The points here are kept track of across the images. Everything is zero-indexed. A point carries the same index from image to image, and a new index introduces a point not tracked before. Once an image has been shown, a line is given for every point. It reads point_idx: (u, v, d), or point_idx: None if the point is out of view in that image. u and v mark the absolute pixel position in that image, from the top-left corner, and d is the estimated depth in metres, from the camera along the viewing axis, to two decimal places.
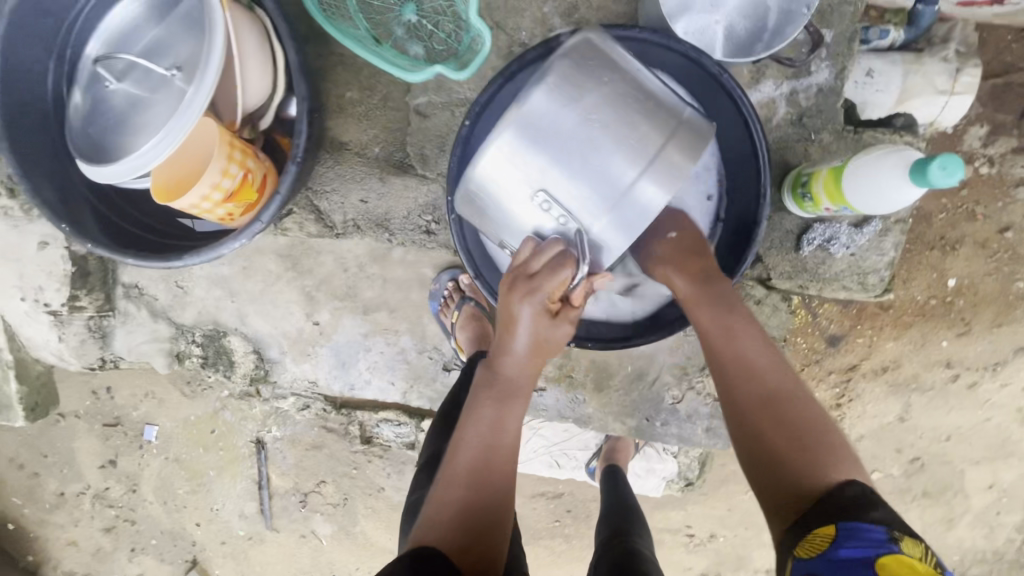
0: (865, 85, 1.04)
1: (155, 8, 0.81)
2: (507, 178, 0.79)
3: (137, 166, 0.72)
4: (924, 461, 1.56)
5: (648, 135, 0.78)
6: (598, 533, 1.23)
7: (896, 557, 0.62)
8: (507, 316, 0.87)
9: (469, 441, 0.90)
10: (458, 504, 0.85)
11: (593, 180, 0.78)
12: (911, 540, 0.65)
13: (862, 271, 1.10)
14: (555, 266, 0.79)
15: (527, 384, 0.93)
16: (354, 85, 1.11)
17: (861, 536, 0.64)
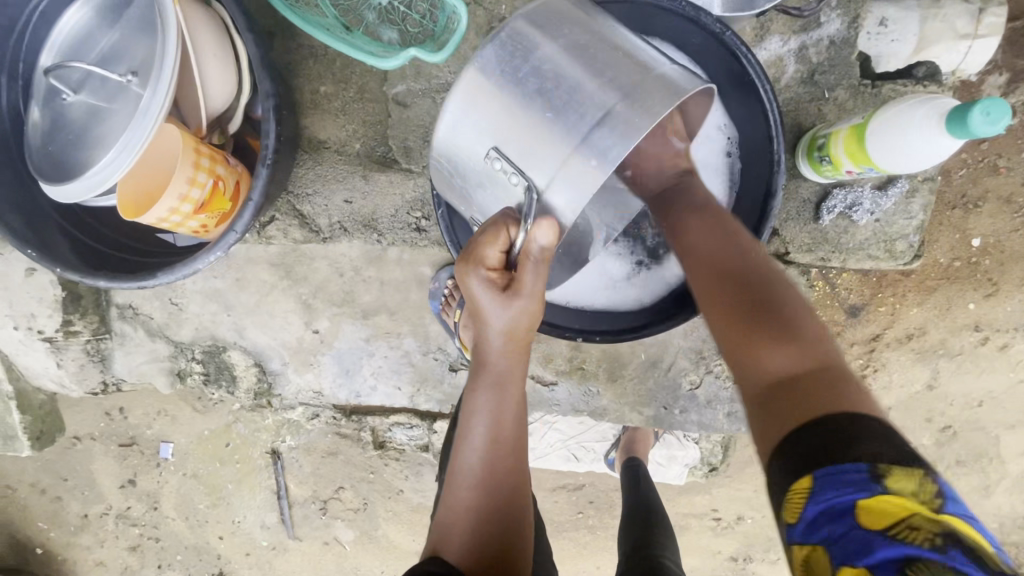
0: (878, 36, 0.95)
1: (106, 11, 0.75)
2: (465, 141, 0.74)
3: (99, 181, 0.68)
4: (956, 429, 1.50)
5: (615, 82, 0.69)
6: (620, 543, 1.18)
7: (882, 498, 0.49)
8: (467, 300, 0.79)
9: (474, 438, 0.84)
10: (469, 512, 0.82)
11: (550, 133, 0.69)
12: (901, 475, 0.50)
13: (888, 237, 1.03)
14: (489, 234, 0.72)
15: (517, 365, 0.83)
16: (329, 79, 1.06)
17: (841, 482, 0.51)
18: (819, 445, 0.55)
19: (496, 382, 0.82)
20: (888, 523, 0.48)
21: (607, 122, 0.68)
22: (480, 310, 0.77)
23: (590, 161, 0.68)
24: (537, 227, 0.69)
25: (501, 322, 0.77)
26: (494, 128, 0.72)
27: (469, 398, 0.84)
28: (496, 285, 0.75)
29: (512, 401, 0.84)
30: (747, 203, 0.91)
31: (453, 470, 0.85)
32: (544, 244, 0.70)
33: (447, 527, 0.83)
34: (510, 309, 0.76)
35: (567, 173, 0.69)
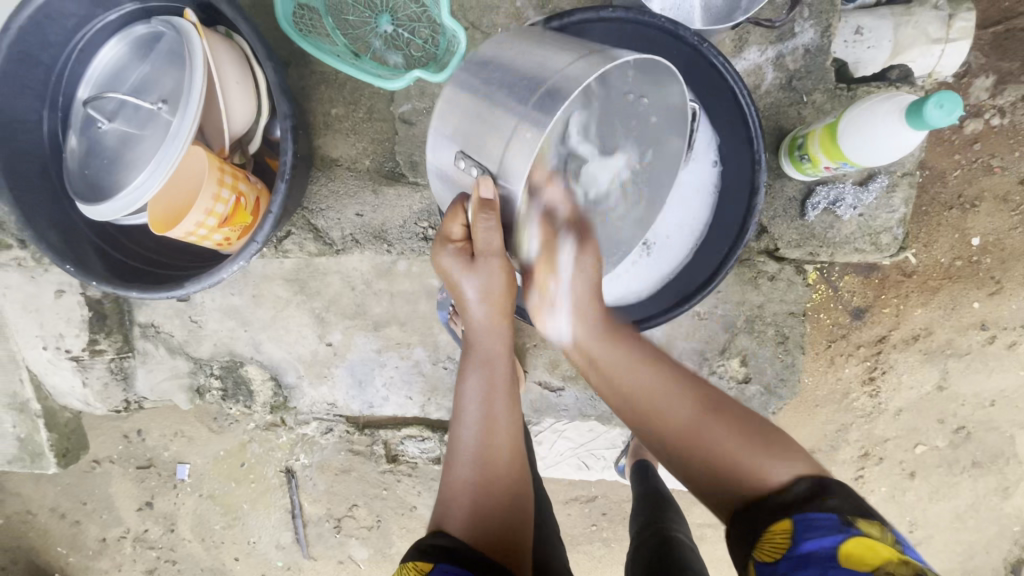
0: (855, 44, 1.02)
1: (138, 46, 0.82)
2: (436, 147, 0.80)
3: (133, 200, 0.74)
4: (969, 430, 1.50)
5: (554, 63, 0.71)
6: (631, 526, 1.21)
7: (855, 539, 0.60)
8: (445, 276, 0.87)
9: (469, 419, 0.90)
10: (472, 486, 0.86)
11: (494, 115, 0.72)
12: (868, 521, 0.63)
13: (873, 231, 1.06)
14: (451, 214, 0.82)
15: (502, 343, 0.91)
16: (340, 102, 1.13)
17: (820, 528, 0.62)
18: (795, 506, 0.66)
19: (484, 362, 0.90)
20: (866, 564, 0.59)
21: (536, 105, 0.68)
22: (455, 282, 0.86)
23: (523, 142, 0.68)
24: (482, 180, 0.73)
25: (473, 288, 0.84)
26: (454, 130, 0.77)
27: (460, 381, 0.91)
28: (463, 256, 0.84)
29: (500, 378, 0.91)
30: (733, 202, 0.95)
31: (454, 450, 0.90)
32: (486, 198, 0.74)
33: (449, 505, 0.86)
34: (478, 276, 0.83)
35: (507, 158, 0.70)
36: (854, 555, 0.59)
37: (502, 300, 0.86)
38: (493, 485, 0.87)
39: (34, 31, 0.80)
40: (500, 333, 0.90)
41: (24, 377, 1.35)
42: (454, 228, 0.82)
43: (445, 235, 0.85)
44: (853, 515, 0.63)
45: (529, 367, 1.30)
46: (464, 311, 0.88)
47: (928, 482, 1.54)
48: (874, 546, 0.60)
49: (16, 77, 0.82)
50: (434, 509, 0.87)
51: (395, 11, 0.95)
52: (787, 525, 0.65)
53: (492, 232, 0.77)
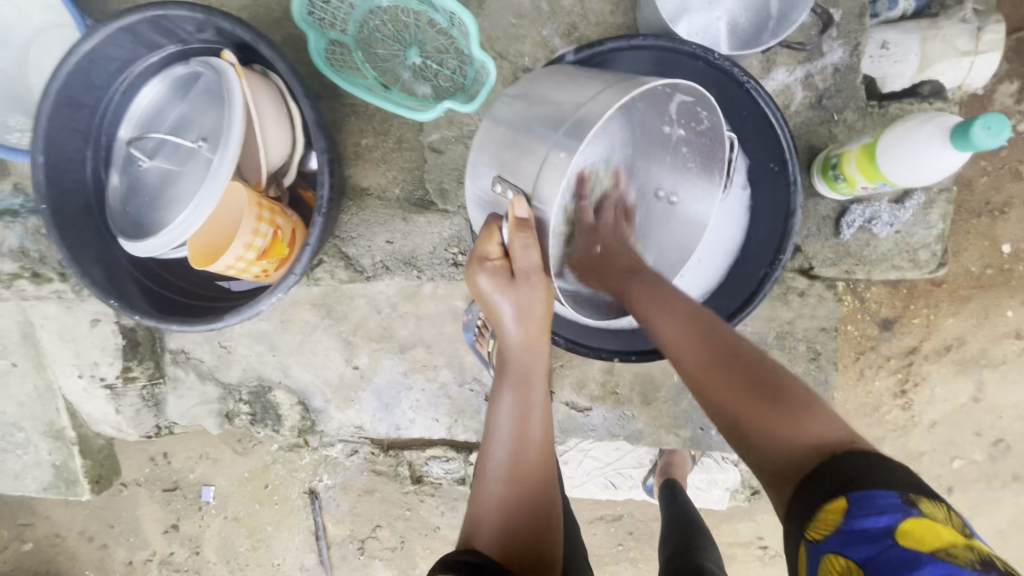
0: (881, 58, 1.01)
1: (179, 87, 0.85)
2: (475, 176, 0.83)
3: (174, 236, 0.76)
4: (1008, 442, 1.46)
5: (589, 90, 0.73)
6: (660, 553, 1.18)
7: (919, 522, 0.54)
8: (480, 297, 0.84)
9: (502, 436, 0.88)
10: (501, 505, 0.85)
11: (531, 140, 0.74)
12: (931, 500, 0.56)
13: (909, 247, 1.05)
14: (485, 231, 0.80)
15: (538, 361, 0.87)
16: (369, 132, 1.14)
17: (881, 507, 0.54)
18: (847, 479, 0.57)
19: (518, 383, 0.87)
20: (921, 545, 0.54)
21: (568, 133, 0.70)
22: (490, 301, 0.83)
23: (557, 169, 0.70)
24: (517, 201, 0.73)
25: (509, 307, 0.82)
26: (490, 158, 0.79)
27: (494, 401, 0.88)
28: (503, 275, 0.80)
29: (536, 398, 0.88)
30: (765, 225, 0.95)
31: (484, 466, 0.88)
32: (520, 219, 0.73)
33: (478, 518, 0.85)
34: (515, 295, 0.80)
35: (543, 184, 0.72)
36: (912, 539, 0.54)
37: (538, 319, 0.83)
38: (522, 505, 0.86)
39: (81, 77, 0.83)
40: (538, 351, 0.87)
41: (60, 406, 1.38)
42: (489, 245, 0.80)
43: (479, 253, 0.82)
44: (917, 494, 0.55)
45: (556, 388, 1.29)
46: (499, 330, 0.86)
47: (967, 496, 1.50)
48: (933, 528, 0.54)
49: (63, 121, 0.84)
50: (463, 525, 0.87)
51: (424, 44, 0.97)
52: (841, 502, 0.56)
53: (532, 252, 0.75)
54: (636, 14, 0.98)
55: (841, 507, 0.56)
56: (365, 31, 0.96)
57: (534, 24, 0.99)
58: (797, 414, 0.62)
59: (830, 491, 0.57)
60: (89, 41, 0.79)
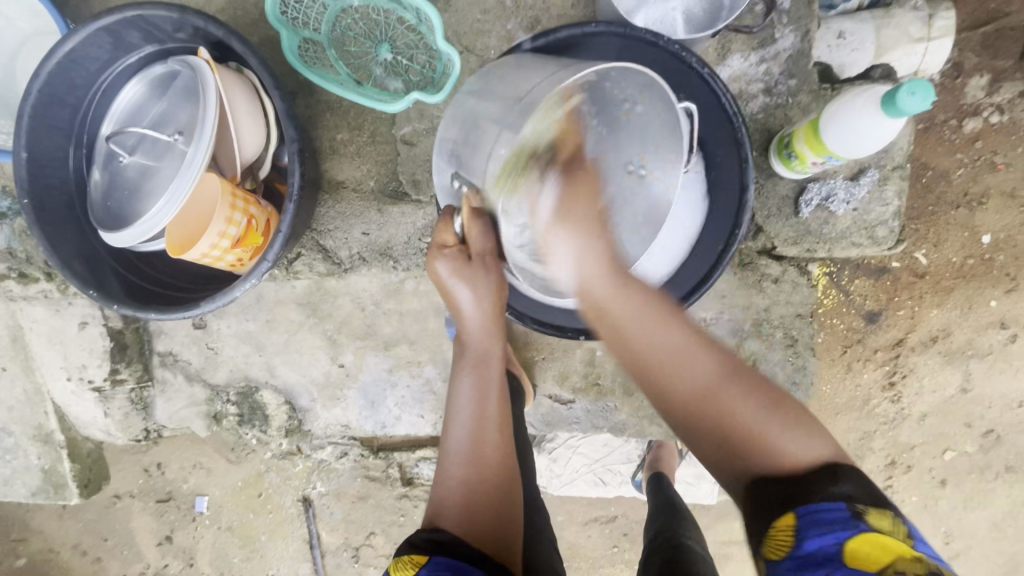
0: (839, 47, 1.05)
1: (156, 84, 0.88)
2: (440, 168, 0.87)
3: (149, 227, 0.79)
4: (999, 433, 1.47)
5: (536, 78, 0.75)
6: (646, 534, 1.20)
7: (865, 535, 0.63)
8: (438, 285, 0.89)
9: (461, 418, 0.91)
10: (462, 484, 0.87)
11: (482, 130, 0.76)
12: (878, 514, 0.65)
13: (868, 224, 1.07)
14: (441, 222, 0.86)
15: (494, 346, 0.92)
16: (345, 127, 1.17)
17: (829, 524, 0.65)
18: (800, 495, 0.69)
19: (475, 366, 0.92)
20: (873, 560, 0.61)
21: (513, 118, 0.72)
22: (447, 289, 0.88)
23: (502, 155, 0.72)
24: (469, 194, 0.79)
25: (466, 293, 0.87)
26: (450, 154, 0.83)
27: (453, 384, 0.93)
28: (459, 261, 0.85)
29: (493, 380, 0.92)
30: (724, 202, 0.96)
31: (444, 450, 0.91)
32: (475, 209, 0.79)
33: (442, 503, 0.87)
34: (472, 280, 0.85)
35: (490, 177, 0.75)
36: (860, 556, 0.62)
37: (495, 300, 0.88)
38: (484, 484, 0.88)
39: (61, 76, 0.86)
40: (494, 334, 0.92)
41: (49, 410, 1.39)
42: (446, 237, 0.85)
43: (435, 244, 0.87)
44: (861, 506, 0.66)
45: (538, 381, 1.31)
46: (459, 316, 0.90)
47: (960, 489, 1.50)
48: (882, 540, 0.63)
49: (44, 119, 0.87)
50: (427, 510, 0.88)
51: (393, 40, 1.00)
52: (792, 520, 0.67)
53: (485, 237, 0.81)
54: (595, 5, 1.01)
55: (791, 524, 0.67)
56: (337, 30, 1.00)
57: (498, 19, 1.03)
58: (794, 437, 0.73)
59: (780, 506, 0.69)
60: (69, 42, 0.83)
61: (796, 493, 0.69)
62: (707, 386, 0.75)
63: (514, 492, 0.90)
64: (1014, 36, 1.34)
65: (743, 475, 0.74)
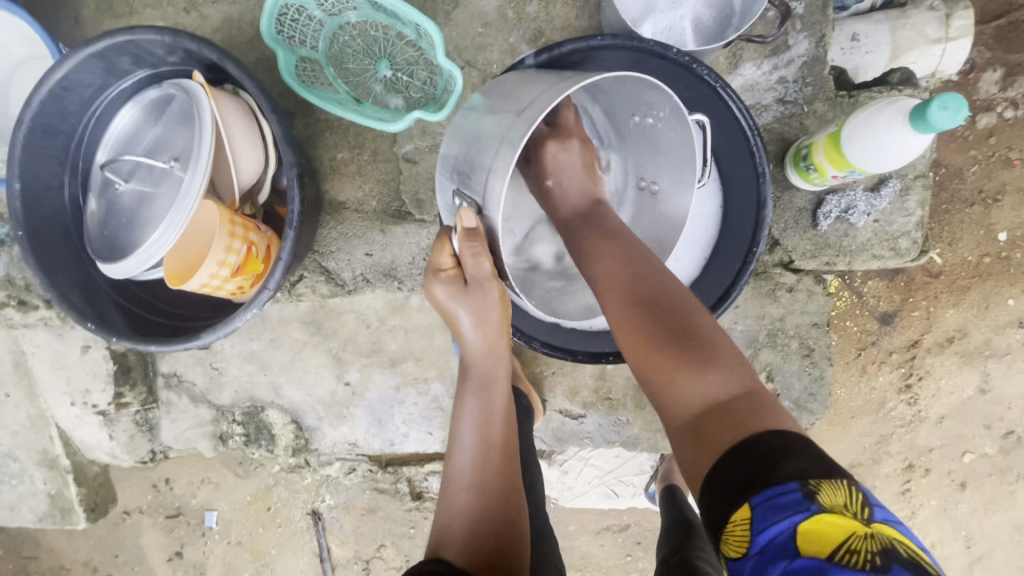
0: (852, 50, 1.02)
1: (151, 109, 0.86)
2: (443, 188, 0.83)
3: (146, 257, 0.77)
4: (1019, 434, 1.43)
5: (540, 90, 0.72)
6: (658, 553, 1.16)
7: (816, 520, 0.51)
8: (440, 310, 0.86)
9: (465, 441, 0.87)
10: (466, 510, 0.82)
11: (482, 145, 0.73)
12: (832, 487, 0.53)
13: (890, 236, 1.03)
14: (436, 245, 0.83)
15: (497, 366, 0.88)
16: (344, 146, 1.14)
17: (777, 508, 0.53)
18: (750, 480, 0.56)
19: (480, 386, 0.88)
20: (830, 544, 0.50)
21: (513, 131, 0.68)
22: (449, 312, 0.84)
23: (502, 172, 0.68)
24: (466, 210, 0.73)
25: (467, 315, 0.83)
26: (451, 171, 0.80)
27: (456, 408, 0.89)
28: (457, 284, 0.82)
29: (497, 401, 0.88)
30: (739, 220, 0.94)
31: (448, 476, 0.87)
32: (469, 228, 0.73)
33: (445, 528, 0.82)
34: (471, 304, 0.81)
35: (491, 194, 0.71)
36: (815, 541, 0.51)
37: (497, 324, 0.83)
38: (486, 510, 0.82)
39: (54, 104, 0.84)
40: (497, 354, 0.88)
41: (54, 434, 1.37)
42: (442, 260, 0.82)
43: (432, 267, 0.84)
44: (813, 481, 0.53)
45: (548, 396, 1.28)
46: (461, 340, 0.87)
47: (981, 492, 1.47)
48: (835, 522, 0.51)
49: (39, 148, 0.85)
50: (431, 537, 0.83)
51: (393, 56, 0.98)
52: (746, 511, 0.55)
53: (482, 260, 0.76)
54: (600, 16, 0.98)
55: (745, 517, 0.55)
56: (335, 47, 0.98)
57: (500, 32, 1.00)
58: (714, 368, 0.66)
59: (736, 493, 0.57)
60: (60, 69, 0.80)
61: (754, 478, 0.56)
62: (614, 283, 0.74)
63: (521, 518, 0.84)
64: None
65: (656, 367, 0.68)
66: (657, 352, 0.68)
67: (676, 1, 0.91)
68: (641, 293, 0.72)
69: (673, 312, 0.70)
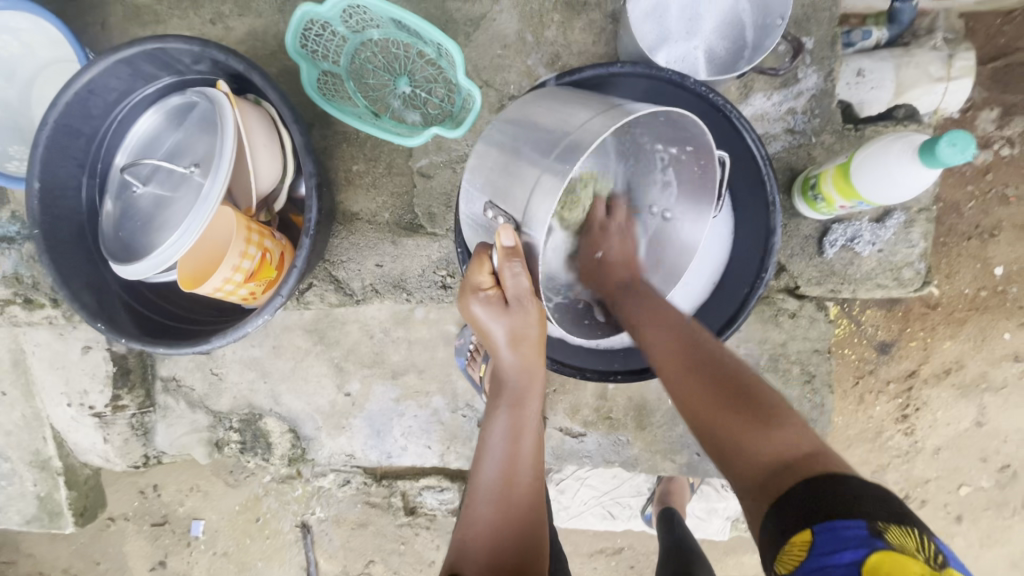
0: (858, 85, 1.06)
1: (174, 114, 0.87)
2: (468, 200, 0.82)
3: (161, 261, 0.78)
4: (1015, 469, 1.44)
5: (582, 114, 0.74)
6: None
7: (885, 555, 0.51)
8: (474, 324, 0.84)
9: (493, 454, 0.85)
10: (488, 524, 0.80)
11: (523, 164, 0.73)
12: (902, 532, 0.54)
13: (894, 265, 1.05)
14: (476, 260, 0.79)
15: (534, 383, 0.85)
16: (360, 158, 1.15)
17: (842, 539, 0.53)
18: (816, 508, 0.57)
19: (511, 402, 0.85)
20: None
21: (559, 159, 0.69)
22: (485, 327, 0.81)
23: (547, 192, 0.69)
24: (503, 229, 0.72)
25: (503, 331, 0.80)
26: (481, 184, 0.79)
27: (487, 420, 0.87)
28: (496, 301, 0.79)
29: (530, 418, 0.85)
30: (749, 248, 0.97)
31: (472, 487, 0.85)
32: (508, 246, 0.72)
33: (466, 541, 0.80)
34: (511, 324, 0.78)
35: (532, 211, 0.71)
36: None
37: (534, 343, 0.81)
38: (507, 529, 0.80)
39: (79, 107, 0.85)
40: (533, 371, 0.85)
41: (48, 435, 1.36)
42: (482, 274, 0.79)
43: (471, 283, 0.81)
44: (882, 522, 0.54)
45: (548, 414, 1.28)
46: (495, 354, 0.84)
47: (976, 526, 1.47)
48: (904, 562, 0.51)
49: (61, 149, 0.86)
50: (451, 551, 0.81)
51: (413, 74, 1.00)
52: (807, 536, 0.56)
53: (523, 278, 0.74)
54: (616, 43, 1.01)
55: (804, 541, 0.56)
56: (356, 63, 1.00)
57: (519, 55, 1.03)
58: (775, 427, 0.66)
59: (796, 522, 0.58)
60: (88, 72, 0.82)
61: (814, 508, 0.57)
62: (666, 351, 0.78)
63: (540, 540, 0.82)
64: None
65: (713, 426, 0.69)
66: (712, 414, 0.69)
67: (690, 33, 0.94)
68: (693, 360, 0.75)
69: (726, 374, 0.72)
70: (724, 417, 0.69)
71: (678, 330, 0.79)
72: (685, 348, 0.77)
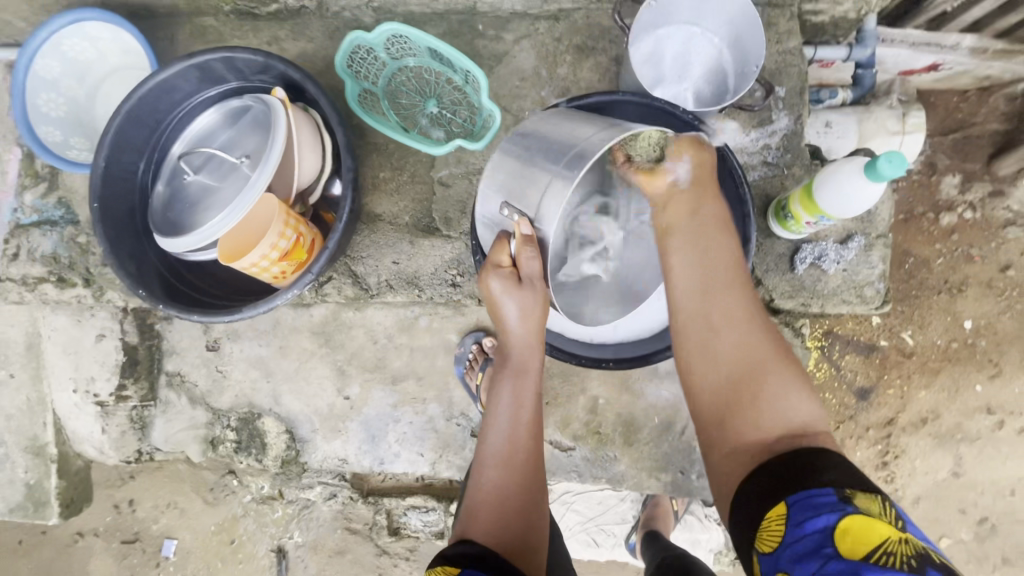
0: (826, 134, 1.22)
1: (229, 114, 0.99)
2: (484, 201, 0.92)
3: (206, 236, 0.87)
4: (993, 522, 1.48)
5: (586, 131, 0.85)
6: None
7: (852, 518, 0.59)
8: (488, 301, 0.92)
9: (498, 424, 0.90)
10: (495, 488, 0.86)
11: (537, 170, 0.83)
12: (869, 497, 0.61)
13: (857, 284, 1.16)
14: (496, 242, 0.89)
15: (537, 358, 0.93)
16: (387, 167, 1.27)
17: (816, 507, 0.61)
18: (789, 483, 0.66)
19: (516, 373, 0.92)
20: (863, 542, 0.57)
21: (568, 165, 0.80)
22: (497, 303, 0.90)
23: (558, 194, 0.79)
24: (521, 221, 0.83)
25: (514, 308, 0.89)
26: (497, 187, 0.89)
27: (494, 391, 0.92)
28: (511, 279, 0.88)
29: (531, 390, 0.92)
30: None
31: (479, 455, 0.90)
32: (525, 235, 0.84)
33: (474, 508, 0.85)
34: (522, 300, 0.87)
35: (545, 211, 0.81)
36: (849, 538, 0.58)
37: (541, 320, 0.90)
38: (512, 492, 0.85)
39: (149, 102, 0.97)
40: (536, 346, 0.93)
41: (47, 421, 1.38)
42: (501, 254, 0.88)
43: (489, 261, 0.90)
44: (850, 489, 0.61)
45: None
46: (504, 330, 0.92)
47: None
48: (872, 524, 0.58)
49: (125, 136, 0.97)
50: (459, 522, 0.86)
51: (441, 97, 1.15)
52: (784, 508, 0.64)
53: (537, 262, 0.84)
54: (618, 80, 1.16)
55: (780, 514, 0.64)
56: (392, 85, 1.14)
57: (533, 86, 1.18)
58: (787, 395, 0.75)
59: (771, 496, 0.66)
60: (163, 73, 0.94)
61: (788, 481, 0.66)
62: (714, 298, 0.82)
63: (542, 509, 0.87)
64: (980, 143, 1.50)
65: (740, 380, 0.77)
66: (735, 369, 0.77)
67: (682, 76, 1.08)
68: (736, 315, 0.80)
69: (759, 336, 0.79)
70: (749, 374, 0.77)
71: (733, 279, 0.83)
72: (732, 301, 0.82)
